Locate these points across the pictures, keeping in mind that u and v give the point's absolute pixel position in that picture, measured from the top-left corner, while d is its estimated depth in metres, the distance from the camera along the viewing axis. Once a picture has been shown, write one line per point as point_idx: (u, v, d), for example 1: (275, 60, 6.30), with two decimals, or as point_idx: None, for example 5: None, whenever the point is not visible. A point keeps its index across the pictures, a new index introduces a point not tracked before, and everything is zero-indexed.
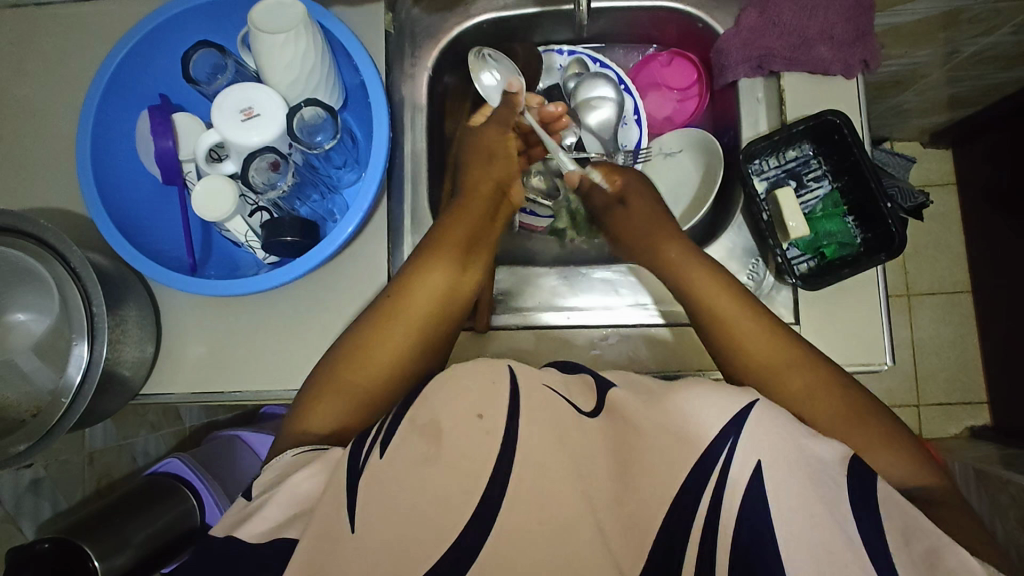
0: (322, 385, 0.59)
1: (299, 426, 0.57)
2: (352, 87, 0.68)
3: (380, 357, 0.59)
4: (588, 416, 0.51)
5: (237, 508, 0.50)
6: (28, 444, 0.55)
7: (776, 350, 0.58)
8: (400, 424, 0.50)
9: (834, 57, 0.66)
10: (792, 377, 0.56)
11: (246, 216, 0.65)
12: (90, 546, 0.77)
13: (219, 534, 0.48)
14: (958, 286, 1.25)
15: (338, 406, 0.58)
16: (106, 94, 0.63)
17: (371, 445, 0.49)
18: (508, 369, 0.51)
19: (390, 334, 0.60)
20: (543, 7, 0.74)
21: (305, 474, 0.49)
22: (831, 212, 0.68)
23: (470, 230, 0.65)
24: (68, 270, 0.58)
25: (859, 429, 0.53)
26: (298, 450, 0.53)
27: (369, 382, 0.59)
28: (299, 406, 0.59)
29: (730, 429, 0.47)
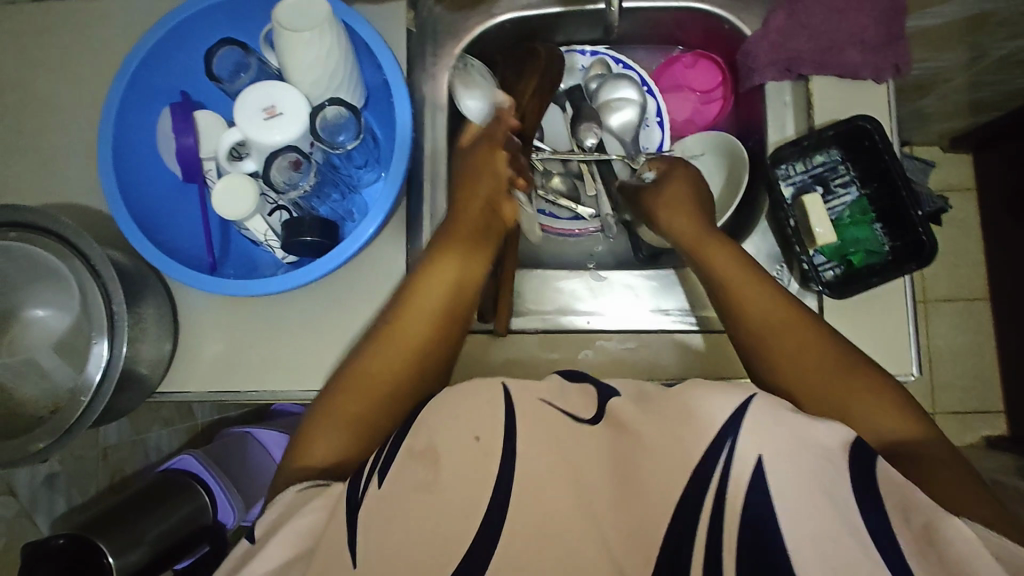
0: (321, 414, 0.57)
1: (299, 459, 0.56)
2: (374, 86, 0.68)
3: (381, 382, 0.58)
4: (587, 424, 0.48)
5: (238, 550, 0.49)
6: (47, 442, 0.55)
7: (776, 323, 0.57)
8: (395, 457, 0.48)
9: (865, 62, 0.65)
10: (839, 400, 0.52)
11: (266, 215, 0.64)
12: (106, 542, 0.77)
13: None
14: (977, 293, 1.23)
15: (342, 437, 0.56)
16: (129, 90, 0.62)
17: (368, 478, 0.47)
18: (503, 389, 0.49)
19: (384, 360, 0.58)
20: (566, 7, 0.73)
21: (305, 512, 0.48)
22: (858, 219, 0.67)
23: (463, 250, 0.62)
24: (87, 267, 0.57)
25: (843, 386, 0.53)
26: (302, 485, 0.52)
27: (373, 413, 0.57)
28: (300, 436, 0.57)
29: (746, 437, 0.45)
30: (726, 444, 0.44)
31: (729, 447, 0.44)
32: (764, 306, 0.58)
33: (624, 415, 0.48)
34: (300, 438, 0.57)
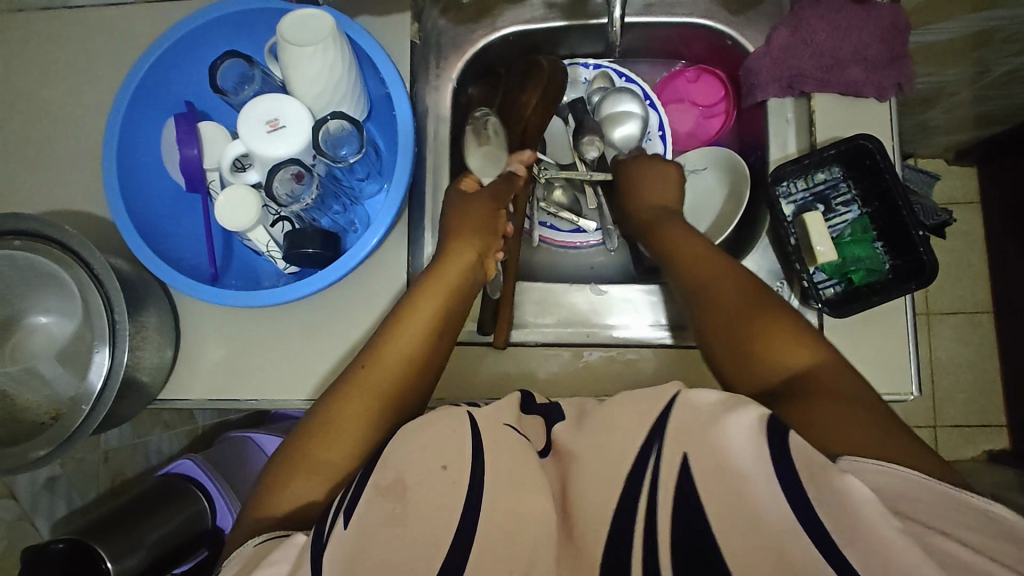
0: (296, 451, 0.54)
1: (260, 508, 0.52)
2: (377, 99, 0.68)
3: (355, 417, 0.54)
4: (539, 455, 0.51)
5: None
6: (48, 449, 0.56)
7: (751, 312, 0.55)
8: (360, 498, 0.45)
9: (867, 79, 0.65)
10: (783, 355, 0.52)
11: (268, 226, 0.65)
12: (103, 547, 0.77)
13: None
14: (980, 306, 1.23)
15: (311, 484, 0.52)
16: (134, 100, 0.63)
17: (333, 519, 0.44)
18: (468, 417, 0.49)
19: (352, 407, 0.55)
20: (570, 21, 0.74)
21: (267, 562, 0.43)
22: (860, 237, 0.66)
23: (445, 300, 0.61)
24: (90, 276, 0.58)
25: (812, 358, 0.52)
26: (260, 538, 0.47)
27: (345, 450, 0.53)
28: (262, 486, 0.54)
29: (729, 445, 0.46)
30: (652, 452, 0.45)
31: (653, 453, 0.45)
32: (754, 306, 0.55)
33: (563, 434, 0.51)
34: (273, 477, 0.53)
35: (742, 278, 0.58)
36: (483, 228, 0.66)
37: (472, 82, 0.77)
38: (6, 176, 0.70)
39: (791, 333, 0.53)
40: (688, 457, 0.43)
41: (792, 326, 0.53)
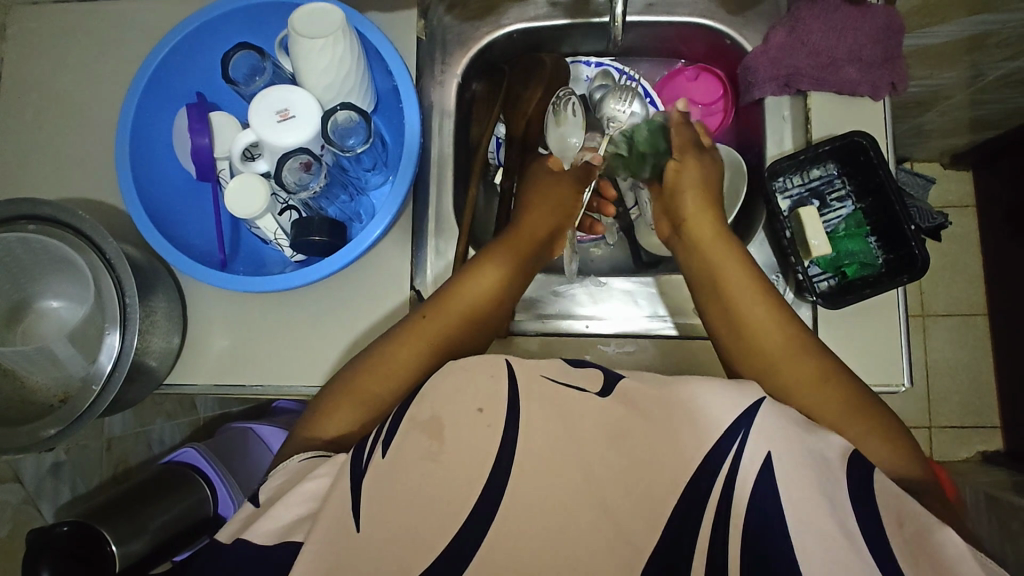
0: (350, 385, 0.60)
1: (310, 430, 0.59)
2: (384, 92, 0.70)
3: (405, 371, 0.60)
4: (599, 395, 0.52)
5: (244, 512, 0.51)
6: (58, 428, 0.57)
7: (806, 372, 0.57)
8: (397, 431, 0.51)
9: (862, 79, 0.67)
10: (802, 364, 0.57)
11: (276, 214, 0.66)
12: (109, 530, 0.79)
13: (224, 538, 0.49)
14: (975, 308, 1.25)
15: (354, 414, 0.59)
16: (146, 90, 0.65)
17: (372, 448, 0.51)
18: (507, 363, 0.54)
19: (404, 357, 0.61)
20: (572, 19, 0.75)
21: (309, 478, 0.51)
22: (854, 232, 0.68)
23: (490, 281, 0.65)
24: (102, 260, 0.59)
25: (857, 420, 0.54)
26: (304, 455, 0.55)
27: (393, 391, 0.60)
28: (314, 411, 0.60)
29: (742, 421, 0.49)
30: (739, 435, 0.49)
31: (740, 437, 0.49)
32: (808, 361, 0.57)
33: (631, 395, 0.53)
34: (320, 406, 0.60)
35: (786, 326, 0.60)
36: (528, 242, 0.68)
37: (476, 78, 0.79)
38: (20, 164, 0.71)
39: (840, 384, 0.56)
40: (773, 454, 0.48)
41: (840, 385, 0.56)
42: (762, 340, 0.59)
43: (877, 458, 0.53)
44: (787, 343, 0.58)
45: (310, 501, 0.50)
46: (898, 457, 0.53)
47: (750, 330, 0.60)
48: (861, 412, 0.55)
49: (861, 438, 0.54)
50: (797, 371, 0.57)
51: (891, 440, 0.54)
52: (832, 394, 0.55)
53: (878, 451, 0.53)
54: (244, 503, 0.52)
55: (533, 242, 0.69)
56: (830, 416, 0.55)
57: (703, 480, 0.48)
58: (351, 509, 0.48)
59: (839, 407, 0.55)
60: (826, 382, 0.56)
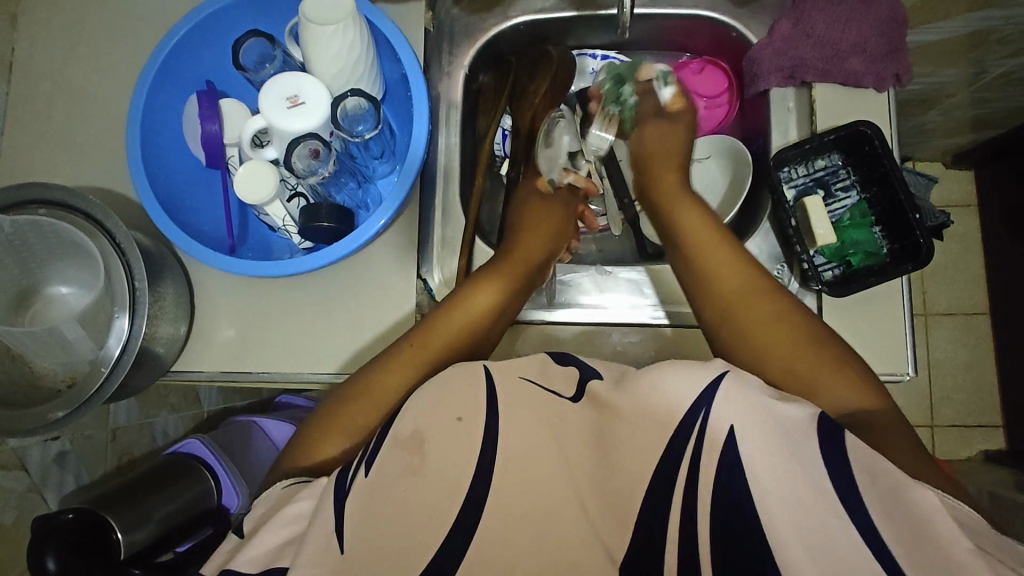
0: (337, 413, 0.60)
1: (303, 457, 0.59)
2: (392, 82, 0.70)
3: (393, 391, 0.60)
4: (570, 401, 0.54)
5: (227, 546, 0.51)
6: (66, 410, 0.57)
7: (790, 340, 0.57)
8: (378, 453, 0.51)
9: (867, 70, 0.67)
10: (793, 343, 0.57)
11: (284, 201, 0.67)
12: (113, 517, 0.79)
13: (208, 572, 0.49)
14: (977, 308, 1.25)
15: (346, 437, 0.59)
16: (158, 76, 0.65)
17: (355, 468, 0.51)
18: (483, 370, 0.54)
19: (396, 373, 0.60)
20: (579, 11, 0.76)
21: (292, 502, 0.51)
22: (859, 222, 0.69)
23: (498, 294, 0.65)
24: (112, 244, 0.59)
25: (841, 384, 0.54)
26: (289, 481, 0.55)
27: (379, 416, 0.59)
28: (306, 437, 0.60)
29: (709, 403, 0.49)
30: (699, 414, 0.49)
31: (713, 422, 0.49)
32: (788, 340, 0.57)
33: (603, 396, 0.53)
34: (315, 430, 0.60)
35: (783, 311, 0.59)
36: (520, 269, 0.68)
37: (483, 69, 0.80)
38: (29, 151, 0.72)
39: (814, 350, 0.56)
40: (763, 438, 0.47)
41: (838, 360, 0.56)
42: (737, 322, 0.59)
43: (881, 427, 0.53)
44: (787, 308, 0.59)
45: (297, 522, 0.50)
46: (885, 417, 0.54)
47: (733, 321, 0.59)
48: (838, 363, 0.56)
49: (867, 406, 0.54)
50: (783, 344, 0.57)
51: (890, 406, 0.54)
52: (806, 364, 0.55)
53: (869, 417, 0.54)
54: (227, 537, 0.52)
55: (529, 264, 0.69)
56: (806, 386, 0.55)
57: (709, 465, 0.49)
58: (339, 526, 0.48)
59: (821, 376, 0.55)
60: (807, 351, 0.56)
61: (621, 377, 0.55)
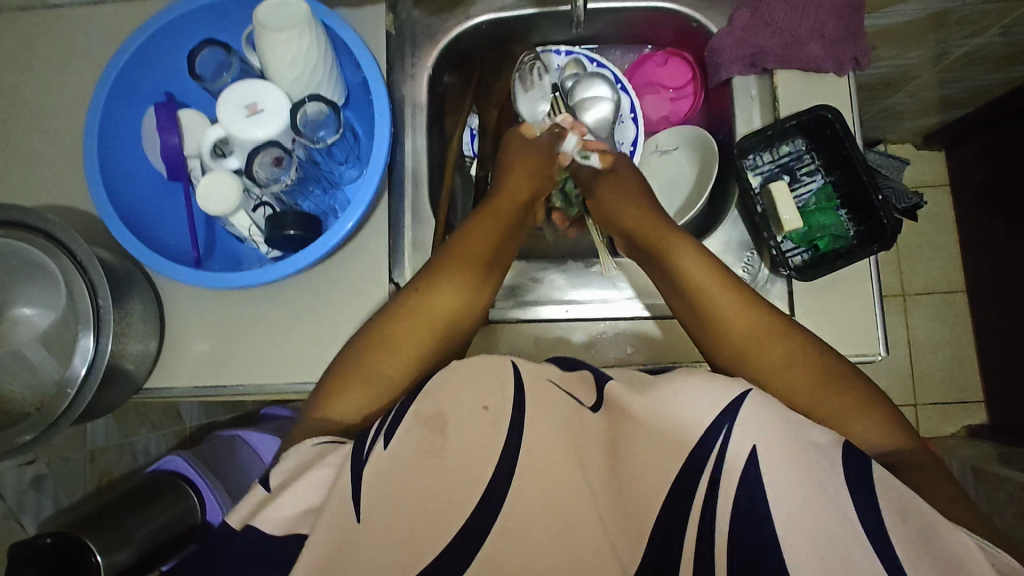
0: (353, 368, 0.59)
1: (321, 413, 0.58)
2: (354, 85, 0.70)
3: (414, 345, 0.61)
4: (590, 409, 0.51)
5: (252, 497, 0.48)
6: (33, 434, 0.56)
7: (770, 352, 0.57)
8: (399, 424, 0.48)
9: (825, 55, 0.68)
10: (768, 347, 0.57)
11: (250, 211, 0.66)
12: (93, 539, 0.77)
13: (236, 524, 0.47)
14: (953, 286, 1.27)
15: (367, 395, 0.58)
16: (114, 88, 0.64)
17: (374, 438, 0.48)
18: (512, 367, 0.51)
19: (417, 322, 0.61)
20: (540, 7, 0.76)
21: (319, 465, 0.48)
22: (825, 206, 0.70)
23: (493, 237, 0.68)
24: (73, 262, 0.58)
25: (830, 393, 0.54)
26: (318, 439, 0.52)
27: (401, 374, 0.60)
28: (321, 392, 0.59)
29: (724, 416, 0.46)
30: (722, 431, 0.46)
31: (723, 433, 0.46)
32: (783, 343, 0.57)
33: (629, 405, 0.49)
34: (328, 388, 0.59)
35: (773, 322, 0.58)
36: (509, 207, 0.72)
37: (447, 70, 0.79)
38: None
39: (809, 360, 0.56)
40: (757, 447, 0.45)
41: (818, 366, 0.56)
42: (728, 328, 0.59)
43: (857, 436, 0.53)
44: (767, 311, 0.59)
45: (317, 489, 0.47)
46: (869, 425, 0.53)
47: (716, 324, 0.59)
48: (813, 365, 0.56)
49: (839, 414, 0.53)
50: (764, 350, 0.57)
51: (870, 413, 0.53)
52: (797, 376, 0.55)
53: (858, 430, 0.53)
54: (253, 487, 0.50)
55: (481, 259, 0.66)
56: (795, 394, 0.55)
57: (706, 473, 0.47)
58: (360, 493, 0.46)
59: (810, 388, 0.55)
60: (793, 356, 0.56)
61: (639, 383, 0.51)
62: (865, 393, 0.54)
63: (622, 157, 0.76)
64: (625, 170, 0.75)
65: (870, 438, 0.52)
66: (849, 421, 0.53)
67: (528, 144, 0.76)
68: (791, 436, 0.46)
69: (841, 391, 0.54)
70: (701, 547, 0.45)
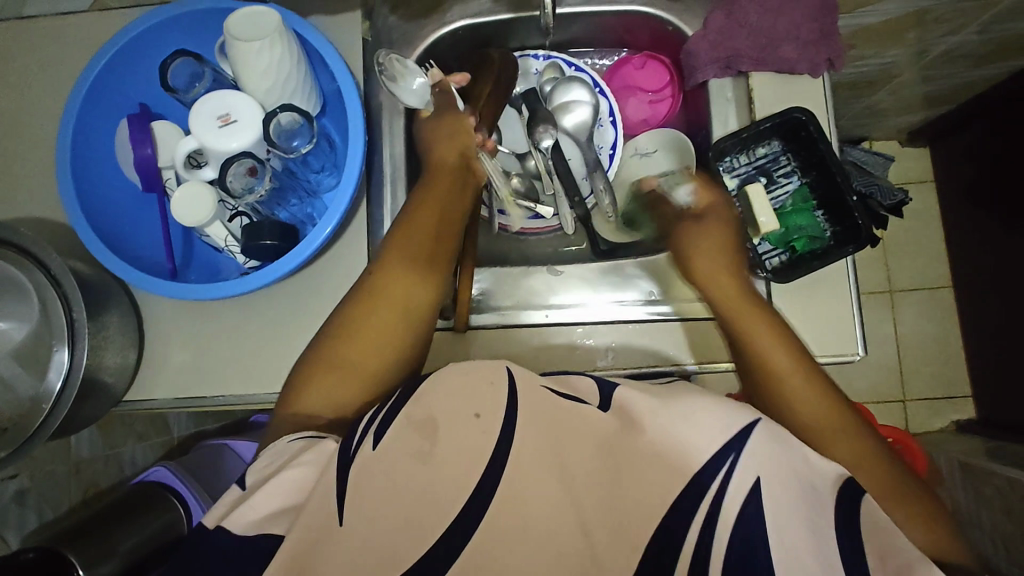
0: (324, 355, 0.60)
1: (296, 403, 0.59)
2: (330, 93, 0.69)
3: (379, 329, 0.60)
4: (601, 410, 0.49)
5: (229, 497, 0.49)
6: (7, 452, 0.56)
7: (840, 448, 0.54)
8: (389, 427, 0.49)
9: (799, 57, 0.68)
10: (839, 443, 0.54)
11: (226, 221, 0.66)
12: (75, 556, 0.75)
13: (207, 524, 0.47)
14: (939, 282, 1.27)
15: (342, 382, 0.59)
16: (85, 101, 0.64)
17: (362, 438, 0.48)
18: (507, 371, 0.50)
19: (375, 307, 0.60)
20: (516, 13, 0.76)
21: (292, 467, 0.49)
22: (801, 207, 0.70)
23: (441, 211, 0.65)
24: (47, 276, 0.58)
25: (896, 499, 0.52)
26: (296, 435, 0.53)
27: (371, 359, 0.60)
28: (292, 385, 0.60)
29: (734, 443, 0.45)
30: (729, 459, 0.45)
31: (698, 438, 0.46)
32: (847, 442, 0.54)
33: (633, 407, 0.48)
34: (300, 377, 0.60)
35: (840, 417, 0.56)
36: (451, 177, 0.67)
37: None
38: None
39: (880, 466, 0.53)
40: (762, 481, 0.44)
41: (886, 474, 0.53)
42: (800, 417, 0.56)
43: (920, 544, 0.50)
44: (842, 406, 0.57)
45: (291, 492, 0.48)
46: (931, 538, 0.50)
47: (788, 408, 0.56)
48: (883, 471, 0.54)
49: (904, 519, 0.51)
50: (834, 446, 0.54)
51: (934, 526, 0.51)
52: (866, 481, 0.53)
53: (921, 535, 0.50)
54: (230, 487, 0.50)
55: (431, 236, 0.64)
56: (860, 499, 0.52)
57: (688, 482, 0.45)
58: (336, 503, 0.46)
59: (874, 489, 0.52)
60: (863, 458, 0.54)
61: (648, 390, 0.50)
62: (930, 508, 0.52)
63: (716, 198, 0.66)
64: (716, 214, 0.65)
65: (932, 548, 0.50)
66: (912, 528, 0.51)
67: (440, 124, 0.69)
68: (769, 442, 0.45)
69: (906, 502, 0.52)
70: (681, 558, 0.45)
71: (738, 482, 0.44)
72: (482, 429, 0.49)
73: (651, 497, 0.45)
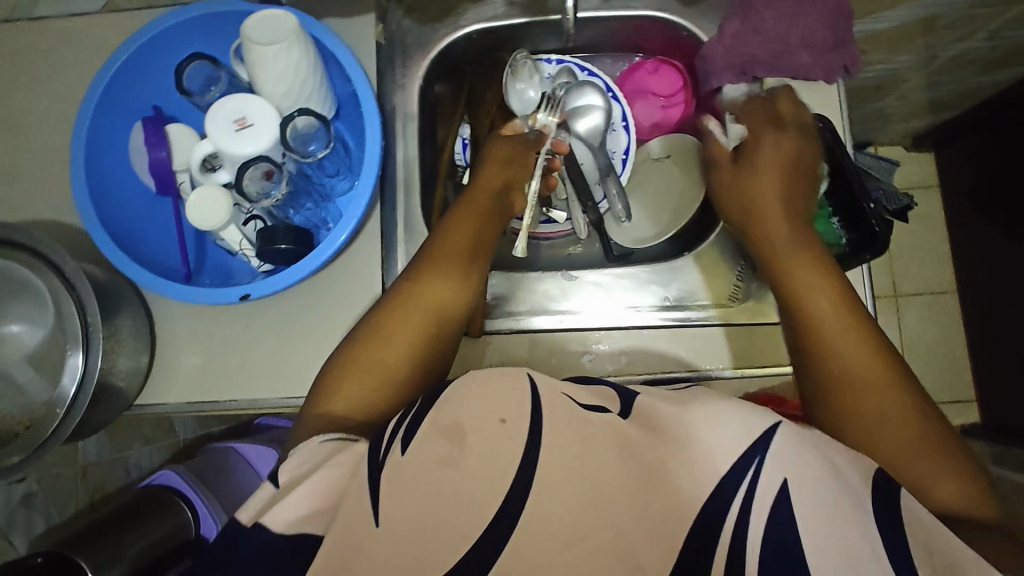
0: (348, 358, 0.59)
1: (322, 406, 0.57)
2: (344, 98, 0.69)
3: (403, 338, 0.59)
4: (622, 417, 0.48)
5: (263, 494, 0.48)
6: (22, 456, 0.55)
7: (869, 400, 0.52)
8: (416, 430, 0.47)
9: (814, 64, 0.68)
10: (865, 396, 0.53)
11: (240, 224, 0.66)
12: (84, 559, 0.76)
13: (243, 519, 0.46)
14: (945, 287, 1.27)
15: (363, 387, 0.58)
16: (101, 104, 0.64)
17: (390, 444, 0.47)
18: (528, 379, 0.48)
19: (409, 316, 0.60)
20: (530, 17, 0.76)
21: (325, 467, 0.47)
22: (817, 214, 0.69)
23: (474, 233, 0.65)
24: (61, 279, 0.57)
25: (923, 454, 0.50)
26: (326, 436, 0.51)
27: (399, 365, 0.59)
28: (319, 389, 0.59)
29: (756, 446, 0.44)
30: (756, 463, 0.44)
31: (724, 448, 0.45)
32: (875, 396, 0.52)
33: (653, 415, 0.48)
34: (328, 380, 0.59)
35: (881, 370, 0.53)
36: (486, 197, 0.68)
37: (438, 80, 0.79)
38: None
39: (906, 417, 0.52)
40: (788, 482, 0.43)
41: (914, 422, 0.52)
42: (832, 368, 0.54)
43: (944, 504, 0.49)
44: (876, 353, 0.54)
45: (325, 494, 0.46)
46: (957, 494, 0.49)
47: (822, 360, 0.55)
48: (912, 424, 0.51)
49: (928, 478, 0.49)
50: (863, 398, 0.53)
51: (960, 479, 0.49)
52: (887, 437, 0.51)
53: (949, 492, 0.49)
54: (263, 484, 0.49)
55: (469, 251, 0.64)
56: (884, 449, 0.51)
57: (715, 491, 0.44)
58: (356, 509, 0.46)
59: (904, 442, 0.51)
60: (892, 410, 0.52)
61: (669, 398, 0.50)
62: (959, 462, 0.50)
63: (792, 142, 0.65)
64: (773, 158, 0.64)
65: (957, 506, 0.48)
66: (937, 485, 0.49)
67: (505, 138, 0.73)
68: (796, 451, 0.44)
69: (932, 454, 0.50)
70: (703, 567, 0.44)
71: (765, 491, 0.44)
72: (508, 442, 0.46)
73: (674, 506, 0.45)
